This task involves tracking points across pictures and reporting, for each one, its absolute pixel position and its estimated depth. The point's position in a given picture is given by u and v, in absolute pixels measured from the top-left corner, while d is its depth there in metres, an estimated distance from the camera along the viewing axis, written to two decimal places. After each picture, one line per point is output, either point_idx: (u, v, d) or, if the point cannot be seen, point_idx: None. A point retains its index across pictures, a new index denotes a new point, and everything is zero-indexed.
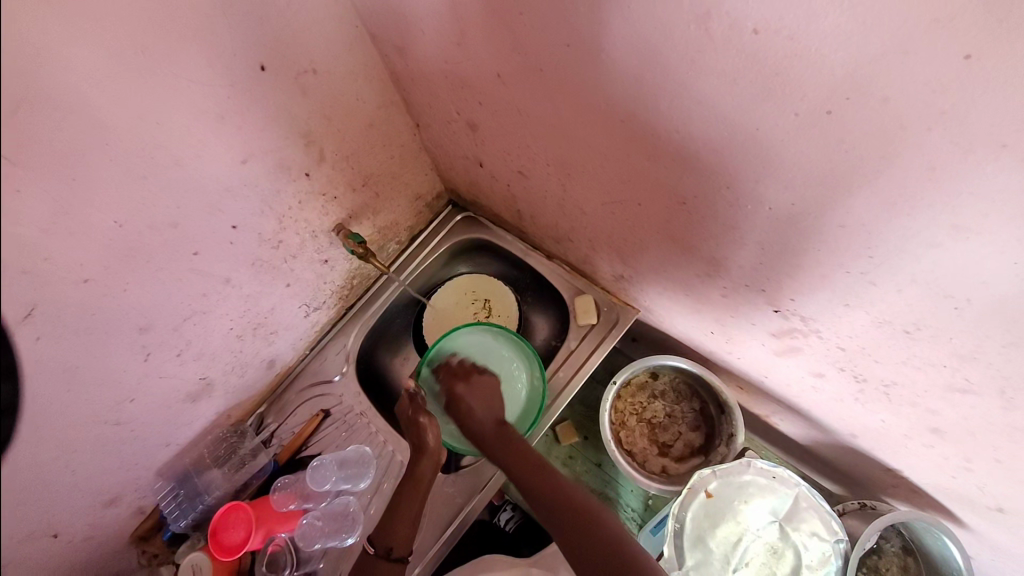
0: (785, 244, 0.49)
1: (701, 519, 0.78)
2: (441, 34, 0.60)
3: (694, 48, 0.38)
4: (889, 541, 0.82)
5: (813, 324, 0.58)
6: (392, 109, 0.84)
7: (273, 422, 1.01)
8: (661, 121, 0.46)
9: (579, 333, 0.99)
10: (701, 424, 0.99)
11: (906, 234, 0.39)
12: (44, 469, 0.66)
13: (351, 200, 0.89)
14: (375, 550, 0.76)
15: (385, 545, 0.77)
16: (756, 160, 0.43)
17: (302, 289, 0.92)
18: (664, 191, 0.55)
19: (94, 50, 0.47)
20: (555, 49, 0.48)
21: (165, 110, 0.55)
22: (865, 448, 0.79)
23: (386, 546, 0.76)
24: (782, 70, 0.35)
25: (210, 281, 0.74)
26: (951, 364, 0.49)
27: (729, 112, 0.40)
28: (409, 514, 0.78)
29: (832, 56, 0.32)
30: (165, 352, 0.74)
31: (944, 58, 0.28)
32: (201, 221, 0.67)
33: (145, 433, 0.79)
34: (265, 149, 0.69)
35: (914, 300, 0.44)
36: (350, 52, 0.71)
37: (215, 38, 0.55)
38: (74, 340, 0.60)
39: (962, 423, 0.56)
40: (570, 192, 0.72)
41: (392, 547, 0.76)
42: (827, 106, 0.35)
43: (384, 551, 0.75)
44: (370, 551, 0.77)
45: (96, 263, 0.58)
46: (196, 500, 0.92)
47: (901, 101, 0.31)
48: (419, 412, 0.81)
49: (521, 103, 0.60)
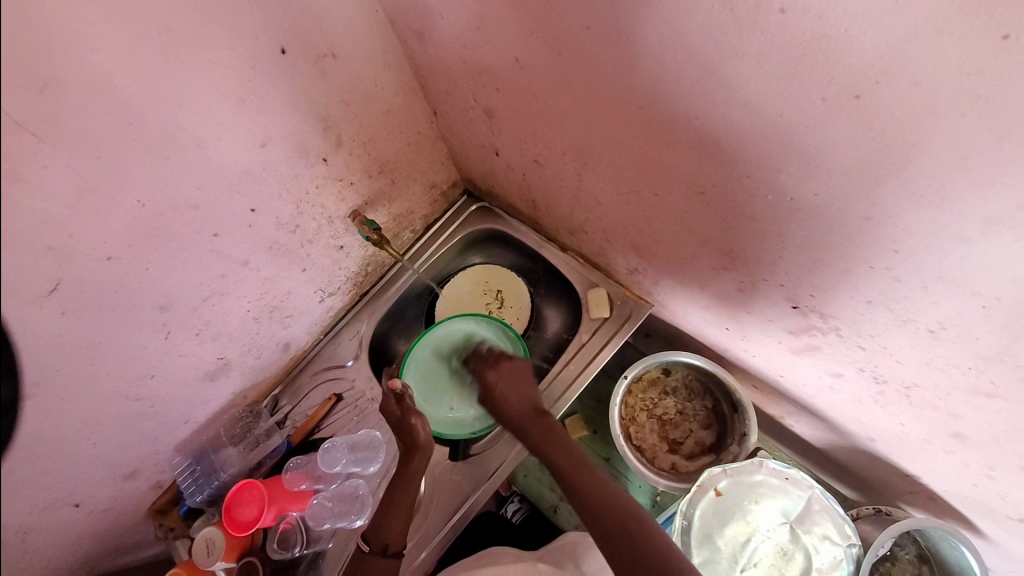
0: (805, 238, 0.48)
1: (709, 516, 0.77)
2: (460, 19, 0.59)
3: (718, 30, 0.37)
4: (904, 548, 0.79)
5: (833, 322, 0.57)
6: (411, 96, 0.84)
7: (287, 405, 1.03)
8: (681, 106, 0.45)
9: (591, 326, 0.98)
10: (712, 422, 0.97)
11: (934, 227, 0.37)
12: (67, 439, 0.68)
13: (367, 187, 0.89)
14: (371, 547, 0.75)
15: (382, 542, 0.75)
16: (778, 149, 0.42)
17: (318, 273, 0.93)
18: (682, 181, 0.54)
19: (120, 31, 0.48)
20: (576, 33, 0.47)
21: (187, 92, 0.56)
22: (883, 452, 0.77)
23: (382, 544, 0.74)
24: (809, 52, 0.33)
25: (228, 263, 0.75)
26: (977, 366, 0.47)
27: (750, 97, 0.39)
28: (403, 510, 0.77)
29: (861, 38, 0.31)
30: (184, 331, 0.76)
31: (981, 38, 0.27)
32: (220, 203, 0.68)
33: (164, 410, 0.82)
34: (284, 133, 0.70)
35: (940, 297, 0.43)
36: (370, 37, 0.71)
37: (236, 19, 0.56)
38: (97, 315, 0.62)
39: (987, 429, 0.54)
40: (586, 182, 0.71)
41: (389, 544, 0.75)
42: (856, 90, 0.33)
43: (380, 548, 0.74)
44: (364, 549, 0.75)
45: (119, 241, 0.59)
46: (211, 476, 0.94)
47: (935, 84, 0.30)
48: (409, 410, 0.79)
49: (539, 89, 0.60)
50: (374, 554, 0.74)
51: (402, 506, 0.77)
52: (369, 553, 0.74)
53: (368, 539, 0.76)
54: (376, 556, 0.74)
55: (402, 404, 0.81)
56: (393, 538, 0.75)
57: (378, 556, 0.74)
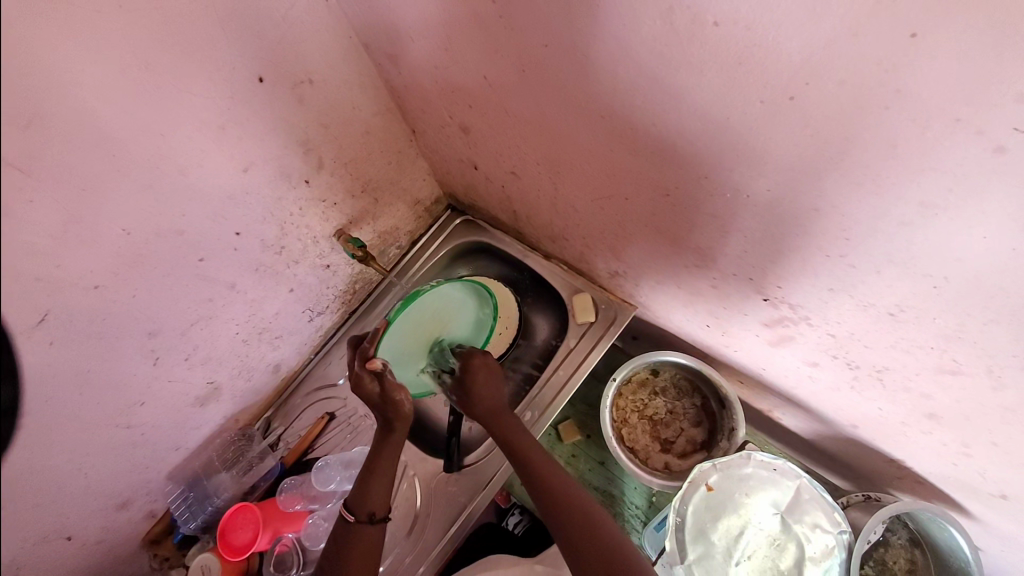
0: (764, 232, 0.51)
1: (702, 511, 0.78)
2: (429, 41, 0.62)
3: (662, 42, 0.39)
4: (896, 533, 0.81)
5: (802, 311, 0.59)
6: (388, 116, 0.86)
7: (279, 427, 1.03)
8: (638, 114, 0.47)
9: (578, 331, 1.00)
10: (703, 419, 0.99)
11: (878, 214, 0.40)
12: (58, 470, 0.68)
13: (351, 206, 0.91)
14: (357, 516, 0.75)
15: (367, 510, 0.75)
16: (729, 150, 0.44)
17: (305, 293, 0.95)
18: (648, 184, 0.56)
19: (102, 68, 0.50)
20: (536, 49, 0.49)
21: (168, 122, 0.58)
22: (867, 438, 0.78)
23: (368, 513, 0.75)
24: (744, 59, 0.36)
25: (215, 287, 0.76)
26: (938, 345, 0.49)
27: (698, 102, 0.42)
28: (384, 477, 0.77)
29: (787, 44, 0.33)
30: (173, 356, 0.76)
31: (892, 39, 0.29)
32: (205, 228, 0.69)
33: (155, 437, 0.82)
34: (265, 157, 0.72)
35: (894, 281, 0.45)
36: (345, 61, 0.74)
37: (213, 51, 0.58)
38: (86, 344, 0.63)
39: (957, 406, 0.56)
40: (561, 190, 0.73)
41: (375, 511, 0.76)
42: (789, 91, 0.36)
43: (366, 516, 0.74)
44: (348, 518, 0.75)
45: (106, 270, 0.60)
46: (205, 502, 0.95)
47: (857, 83, 0.32)
48: (395, 389, 0.73)
49: (507, 103, 0.62)
50: (360, 521, 0.74)
51: (383, 476, 0.77)
52: (355, 522, 0.75)
53: (352, 508, 0.75)
54: (361, 523, 0.75)
55: (383, 382, 0.74)
56: (377, 504, 0.76)
57: (366, 525, 0.74)
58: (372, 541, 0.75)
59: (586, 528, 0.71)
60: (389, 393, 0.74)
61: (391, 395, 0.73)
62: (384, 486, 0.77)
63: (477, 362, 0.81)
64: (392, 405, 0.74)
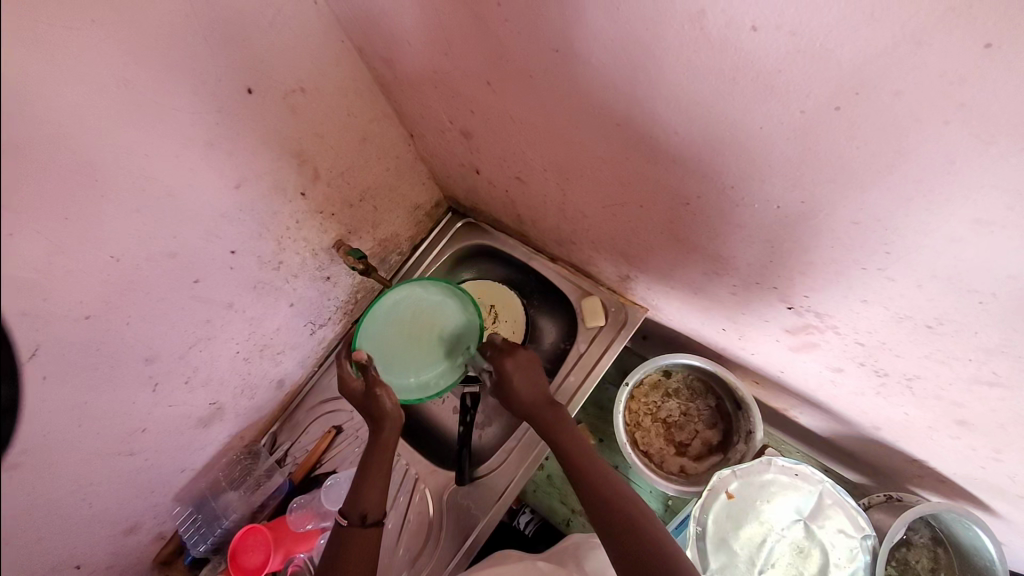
0: (794, 243, 0.48)
1: (723, 520, 0.76)
2: (427, 45, 0.58)
3: (690, 48, 0.36)
4: (918, 532, 0.79)
5: (829, 320, 0.56)
6: (384, 121, 0.82)
7: (286, 441, 1.01)
8: (659, 122, 0.44)
9: (588, 335, 0.97)
10: (717, 420, 0.97)
11: (925, 230, 0.37)
12: (60, 504, 0.66)
13: (349, 216, 0.88)
14: (349, 519, 0.71)
15: (360, 512, 0.71)
16: (760, 160, 0.41)
17: (306, 307, 0.91)
18: (666, 193, 0.53)
19: (77, 89, 0.46)
20: (545, 54, 0.46)
21: (154, 142, 0.54)
22: (889, 440, 0.76)
23: (360, 514, 0.71)
24: (783, 67, 0.33)
25: (212, 307, 0.73)
26: (977, 357, 0.47)
27: (728, 110, 0.38)
28: (379, 478, 0.74)
29: (837, 52, 0.30)
30: (172, 380, 0.74)
31: (961, 48, 0.26)
32: (198, 248, 0.66)
33: (159, 462, 0.79)
34: (258, 172, 0.68)
35: (935, 294, 0.42)
36: (337, 67, 0.70)
37: (197, 64, 0.54)
38: (81, 376, 0.60)
39: (991, 415, 0.54)
40: (569, 196, 0.70)
41: (368, 513, 0.71)
42: (835, 102, 0.33)
43: (357, 518, 0.70)
44: (343, 522, 0.71)
45: (97, 299, 0.57)
46: (215, 523, 0.92)
47: (915, 95, 0.29)
48: (374, 382, 0.76)
49: (511, 108, 0.59)
50: (352, 524, 0.70)
51: (376, 477, 0.74)
52: (349, 526, 0.71)
53: (345, 510, 0.72)
54: (355, 526, 0.70)
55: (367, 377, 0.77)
56: (370, 505, 0.72)
57: (357, 527, 0.70)
58: (368, 545, 0.70)
59: (603, 530, 0.66)
60: (371, 387, 0.76)
61: (372, 389, 0.75)
62: (379, 487, 0.74)
63: (508, 364, 0.78)
64: (373, 400, 0.75)
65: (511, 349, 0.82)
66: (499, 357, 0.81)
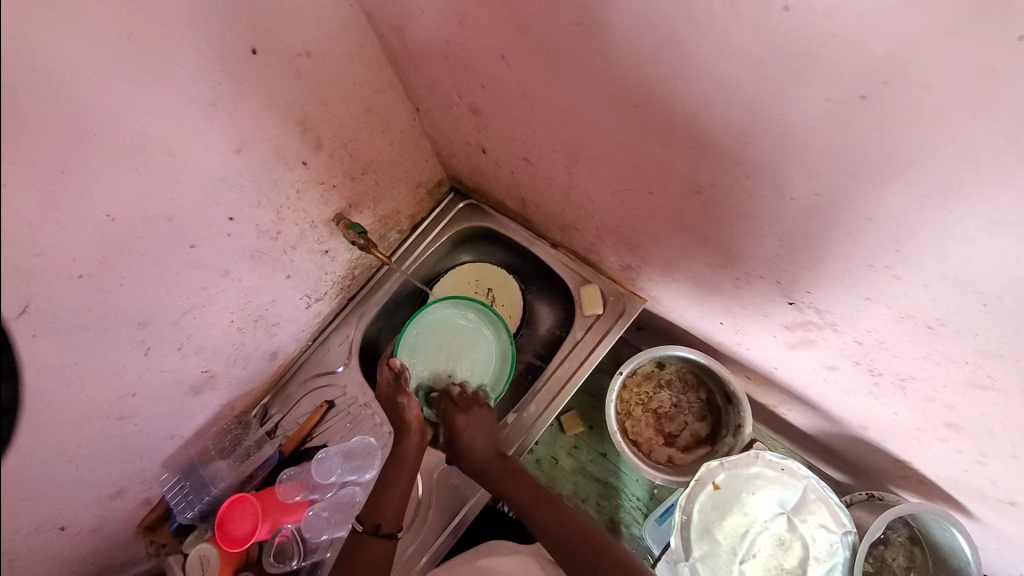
0: (802, 236, 0.48)
1: (708, 509, 0.78)
2: (442, 14, 0.56)
3: (718, 27, 0.35)
4: (896, 531, 0.81)
5: (829, 317, 0.56)
6: (391, 93, 0.81)
7: (277, 413, 1.00)
8: (677, 104, 0.43)
9: (585, 323, 0.97)
10: (707, 414, 0.98)
11: (937, 228, 0.37)
12: (48, 464, 0.65)
13: (350, 189, 0.86)
14: (364, 526, 0.75)
15: (374, 521, 0.76)
16: (778, 148, 0.40)
17: (303, 279, 0.90)
18: (677, 180, 0.53)
19: (76, 36, 0.44)
20: (566, 28, 0.45)
21: (154, 98, 0.53)
22: (875, 439, 0.77)
23: (375, 523, 0.75)
24: (812, 51, 0.32)
25: (208, 274, 0.72)
26: (974, 360, 0.47)
27: (752, 94, 0.38)
28: (399, 492, 0.78)
29: (869, 37, 0.29)
30: (165, 346, 0.73)
31: (996, 39, 0.26)
32: (196, 213, 0.64)
33: (149, 428, 0.79)
34: (261, 137, 0.66)
35: (939, 295, 0.42)
36: (346, 33, 0.68)
37: (203, 19, 0.52)
38: (71, 336, 0.59)
39: (981, 419, 0.55)
40: (577, 180, 0.69)
41: (382, 523, 0.76)
42: (862, 91, 0.32)
43: (372, 528, 0.75)
44: (358, 529, 0.76)
45: (90, 258, 0.56)
46: (202, 491, 0.92)
47: (946, 86, 0.29)
48: (399, 392, 0.83)
49: (525, 85, 0.57)
50: (367, 532, 0.75)
51: (396, 492, 0.78)
52: (363, 533, 0.75)
53: (362, 518, 0.76)
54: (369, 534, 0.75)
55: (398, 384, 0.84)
56: (386, 517, 0.76)
57: (371, 536, 0.74)
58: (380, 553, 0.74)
59: None
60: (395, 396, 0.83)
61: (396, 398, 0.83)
62: (396, 501, 0.78)
63: (458, 419, 0.81)
64: (398, 409, 0.83)
65: (465, 406, 0.85)
66: (453, 413, 0.84)
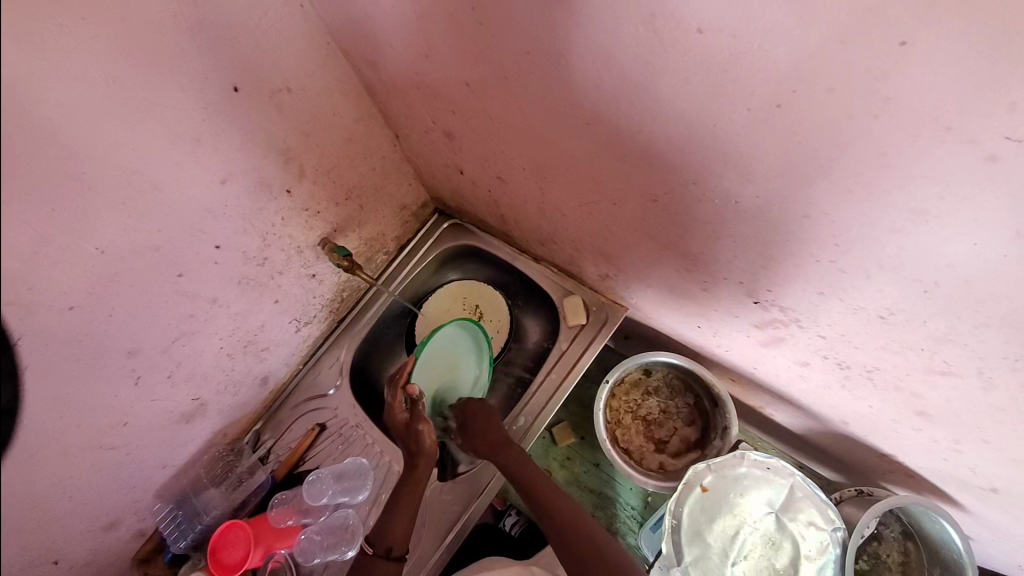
0: (755, 236, 0.50)
1: (697, 512, 0.78)
2: (409, 48, 0.60)
3: (647, 50, 0.38)
4: (889, 526, 0.81)
5: (793, 314, 0.59)
6: (371, 121, 0.84)
7: (269, 439, 1.01)
8: (622, 119, 0.46)
9: (569, 334, 0.99)
10: (696, 418, 0.99)
11: (868, 221, 0.39)
12: (40, 496, 0.66)
13: (335, 214, 0.89)
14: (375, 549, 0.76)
15: (385, 544, 0.76)
16: (717, 156, 0.43)
17: (291, 304, 0.92)
18: (636, 190, 0.56)
19: (62, 81, 0.47)
20: (517, 58, 0.48)
21: (141, 136, 0.56)
22: (858, 434, 0.78)
23: (386, 546, 0.75)
24: (729, 68, 0.35)
25: (196, 302, 0.74)
26: (928, 346, 0.49)
27: (685, 108, 0.41)
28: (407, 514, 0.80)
29: (774, 52, 0.32)
30: (155, 374, 0.74)
31: (881, 48, 0.29)
32: (183, 242, 0.67)
33: (141, 457, 0.79)
34: (244, 168, 0.70)
35: (883, 284, 0.45)
36: (324, 68, 0.72)
37: (185, 62, 0.56)
38: (62, 367, 0.60)
39: (947, 405, 0.56)
40: (548, 196, 0.72)
41: (392, 546, 0.76)
42: (777, 100, 0.35)
43: (384, 551, 0.75)
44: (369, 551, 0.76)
45: (81, 290, 0.58)
46: (195, 520, 0.92)
47: (845, 92, 0.32)
48: (418, 419, 0.81)
49: (489, 110, 0.61)
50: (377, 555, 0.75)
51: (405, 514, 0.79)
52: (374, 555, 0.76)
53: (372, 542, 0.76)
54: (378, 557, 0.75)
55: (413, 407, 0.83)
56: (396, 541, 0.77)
57: (382, 558, 0.74)
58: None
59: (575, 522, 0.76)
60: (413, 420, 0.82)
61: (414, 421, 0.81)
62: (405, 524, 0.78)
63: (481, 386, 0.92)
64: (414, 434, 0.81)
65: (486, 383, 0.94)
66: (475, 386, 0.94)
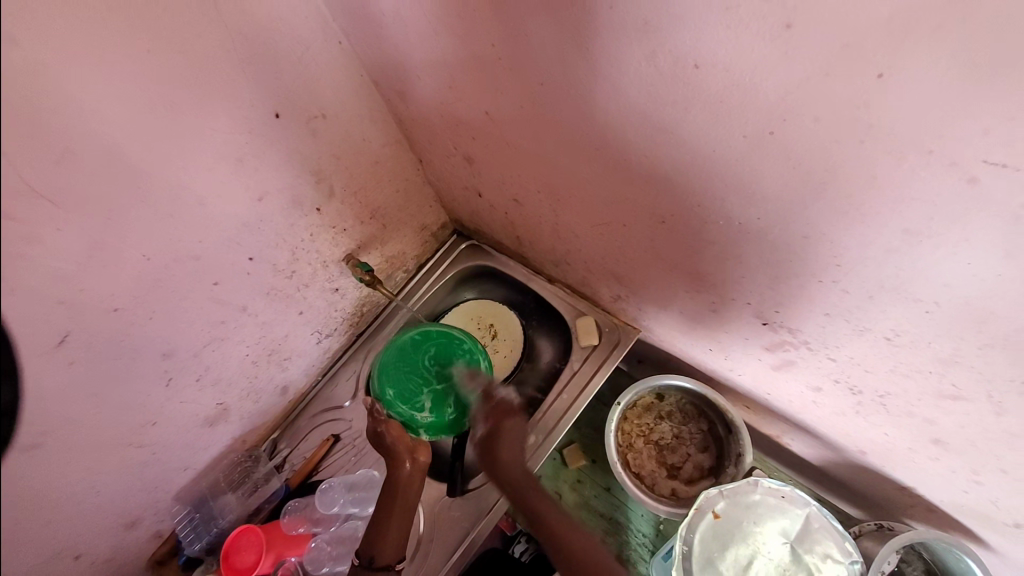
0: (759, 257, 0.52)
1: (709, 540, 0.77)
2: (435, 80, 0.65)
3: (650, 81, 0.42)
4: (911, 565, 0.77)
5: (802, 336, 0.59)
6: (397, 147, 0.90)
7: (285, 448, 1.04)
8: (629, 145, 0.50)
9: (582, 354, 1.00)
10: (709, 445, 0.98)
11: (864, 241, 0.41)
12: (71, 488, 0.69)
13: (359, 232, 0.94)
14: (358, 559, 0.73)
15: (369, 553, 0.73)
16: (718, 179, 0.46)
17: (314, 316, 0.97)
18: (645, 212, 0.58)
19: (129, 105, 0.53)
20: (532, 88, 0.53)
21: (191, 155, 0.61)
22: (875, 465, 0.76)
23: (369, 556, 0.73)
24: (725, 98, 0.38)
25: (228, 309, 0.78)
26: (936, 369, 0.49)
27: (688, 134, 0.44)
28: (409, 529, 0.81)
29: (765, 83, 0.35)
30: (185, 377, 0.78)
31: (862, 78, 0.31)
32: (220, 252, 0.72)
33: (165, 459, 0.83)
34: (280, 187, 0.75)
35: (885, 305, 0.46)
36: (356, 97, 0.78)
37: (235, 90, 0.62)
38: (103, 365, 0.65)
39: (961, 432, 0.55)
40: (562, 217, 0.76)
41: (375, 556, 0.73)
42: (770, 126, 0.38)
43: (366, 561, 0.72)
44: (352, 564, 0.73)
45: (126, 294, 0.63)
46: (210, 523, 0.95)
47: (831, 120, 0.35)
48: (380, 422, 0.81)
49: (506, 135, 0.65)
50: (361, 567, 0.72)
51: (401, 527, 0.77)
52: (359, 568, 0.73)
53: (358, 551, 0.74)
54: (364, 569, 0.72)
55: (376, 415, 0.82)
56: (382, 551, 0.74)
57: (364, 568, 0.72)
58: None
59: None
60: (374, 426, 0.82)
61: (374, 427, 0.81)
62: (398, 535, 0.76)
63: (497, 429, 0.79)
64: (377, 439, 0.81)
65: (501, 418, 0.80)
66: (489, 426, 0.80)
